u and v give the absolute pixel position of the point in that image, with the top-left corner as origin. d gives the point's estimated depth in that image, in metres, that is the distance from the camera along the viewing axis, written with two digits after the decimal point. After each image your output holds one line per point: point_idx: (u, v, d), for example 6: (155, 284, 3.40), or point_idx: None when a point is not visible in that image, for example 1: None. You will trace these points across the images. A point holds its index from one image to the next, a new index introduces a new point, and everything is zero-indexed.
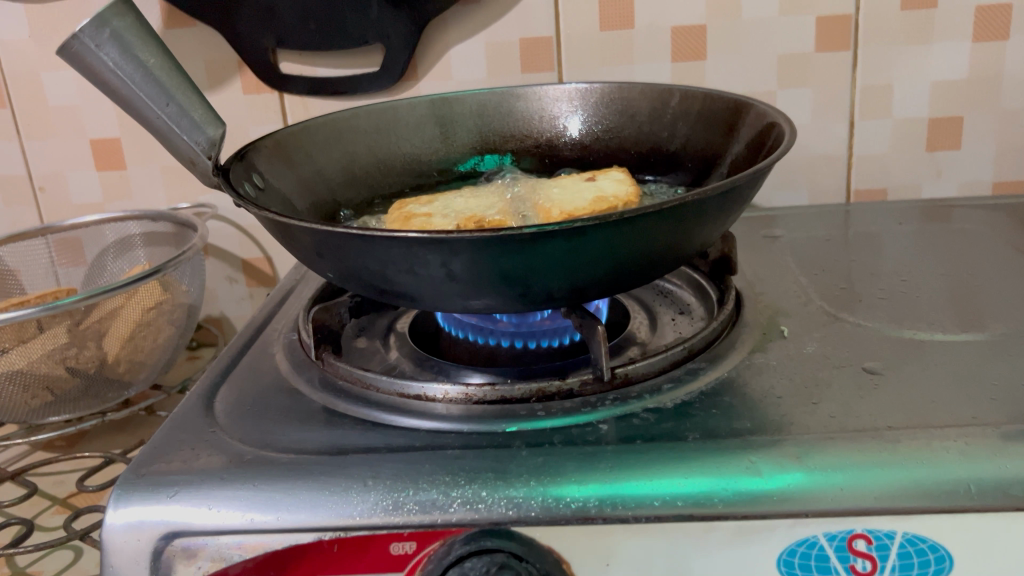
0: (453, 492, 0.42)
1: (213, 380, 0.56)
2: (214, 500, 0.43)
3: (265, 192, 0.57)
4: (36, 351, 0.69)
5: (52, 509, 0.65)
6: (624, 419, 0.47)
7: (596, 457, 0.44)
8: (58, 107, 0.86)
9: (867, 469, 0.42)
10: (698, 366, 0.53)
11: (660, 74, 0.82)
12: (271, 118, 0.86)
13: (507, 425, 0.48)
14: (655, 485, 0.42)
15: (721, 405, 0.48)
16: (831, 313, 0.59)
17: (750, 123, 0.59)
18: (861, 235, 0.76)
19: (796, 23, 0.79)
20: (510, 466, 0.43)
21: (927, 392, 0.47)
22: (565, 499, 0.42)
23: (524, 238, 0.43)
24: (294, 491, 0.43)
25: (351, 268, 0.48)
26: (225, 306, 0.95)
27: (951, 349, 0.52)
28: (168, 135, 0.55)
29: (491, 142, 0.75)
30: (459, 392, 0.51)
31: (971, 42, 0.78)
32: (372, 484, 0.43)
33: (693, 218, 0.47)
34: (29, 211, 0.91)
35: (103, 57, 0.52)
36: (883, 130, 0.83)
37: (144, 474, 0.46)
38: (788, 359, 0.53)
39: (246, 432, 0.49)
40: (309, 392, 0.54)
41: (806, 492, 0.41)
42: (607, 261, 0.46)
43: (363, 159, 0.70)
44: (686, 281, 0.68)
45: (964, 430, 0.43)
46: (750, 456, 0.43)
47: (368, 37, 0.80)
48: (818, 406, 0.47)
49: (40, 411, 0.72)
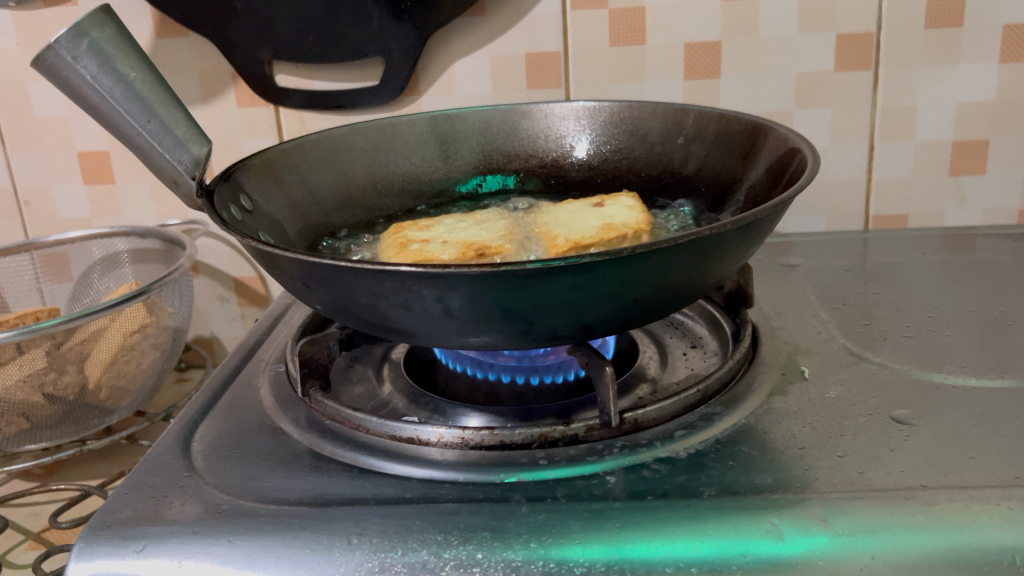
0: (446, 552, 0.39)
1: (194, 416, 0.53)
2: (185, 555, 0.40)
3: (252, 215, 0.54)
4: (12, 375, 0.65)
5: (24, 545, 0.62)
6: (633, 470, 0.44)
7: (603, 515, 0.40)
8: (45, 118, 0.82)
9: (900, 534, 0.38)
10: (713, 412, 0.49)
11: (671, 93, 0.79)
12: (266, 133, 0.83)
13: (507, 475, 0.44)
14: (667, 549, 0.38)
15: (738, 457, 0.44)
16: (854, 353, 0.55)
17: (770, 148, 0.56)
18: (882, 265, 0.72)
19: (815, 41, 0.75)
20: (509, 524, 0.40)
21: (962, 447, 0.43)
22: (568, 563, 0.38)
23: (526, 275, 0.39)
24: (272, 548, 0.39)
25: (340, 302, 0.44)
26: (216, 326, 0.91)
27: (985, 397, 0.48)
28: (150, 154, 0.52)
29: (494, 161, 0.71)
30: (455, 436, 0.47)
31: (998, 64, 0.75)
32: (357, 542, 0.39)
33: (711, 253, 0.43)
34: (15, 226, 0.88)
35: (80, 70, 0.49)
36: (905, 154, 0.79)
37: (111, 524, 0.42)
38: (810, 404, 0.49)
39: (225, 478, 0.46)
40: (294, 432, 0.50)
41: (833, 559, 0.37)
42: (616, 299, 0.43)
43: (359, 178, 0.67)
44: (700, 312, 0.64)
45: (1007, 493, 0.39)
46: (772, 517, 0.39)
47: (368, 50, 0.77)
48: (843, 460, 0.43)
49: (16, 439, 0.68)
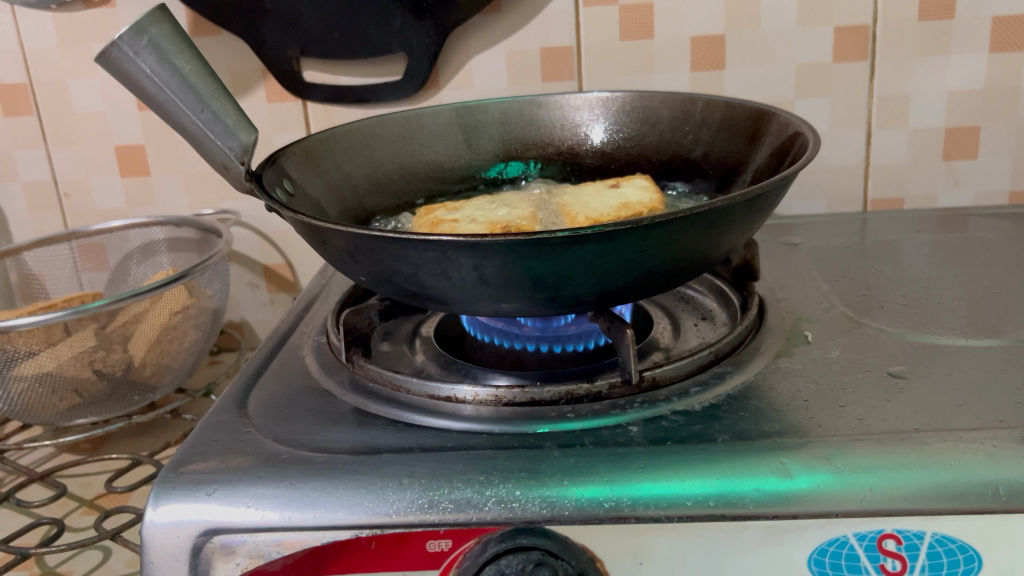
0: (488, 490, 0.43)
1: (245, 383, 0.57)
2: (253, 499, 0.44)
3: (296, 197, 0.58)
4: (65, 353, 0.70)
5: (80, 510, 0.66)
6: (653, 421, 0.48)
7: (628, 458, 0.44)
8: (84, 113, 0.87)
9: (898, 470, 0.42)
10: (724, 370, 0.53)
11: (679, 84, 0.83)
12: (293, 127, 0.87)
13: (538, 426, 0.49)
14: (686, 485, 0.42)
15: (748, 408, 0.49)
16: (854, 319, 0.60)
17: (774, 131, 0.60)
18: (880, 243, 0.76)
19: (814, 33, 0.80)
20: (543, 465, 0.44)
21: (952, 397, 0.48)
22: (598, 499, 0.42)
23: (556, 243, 0.43)
24: (330, 490, 0.44)
25: (384, 272, 0.49)
26: (246, 311, 0.96)
27: (973, 355, 0.52)
28: (203, 142, 0.56)
29: (513, 149, 0.76)
30: (489, 394, 0.51)
31: (988, 53, 0.79)
32: (408, 483, 0.44)
33: (722, 224, 0.47)
34: (54, 218, 0.92)
35: (140, 64, 0.53)
36: (900, 140, 0.84)
37: (183, 472, 0.46)
38: (812, 363, 0.53)
39: (280, 432, 0.50)
40: (340, 394, 0.55)
41: (836, 492, 0.42)
42: (635, 267, 0.47)
43: (388, 165, 0.71)
44: (708, 287, 0.69)
45: (990, 433, 0.44)
46: (780, 457, 0.43)
47: (391, 46, 0.81)
48: (844, 409, 0.47)
49: (68, 413, 0.73)
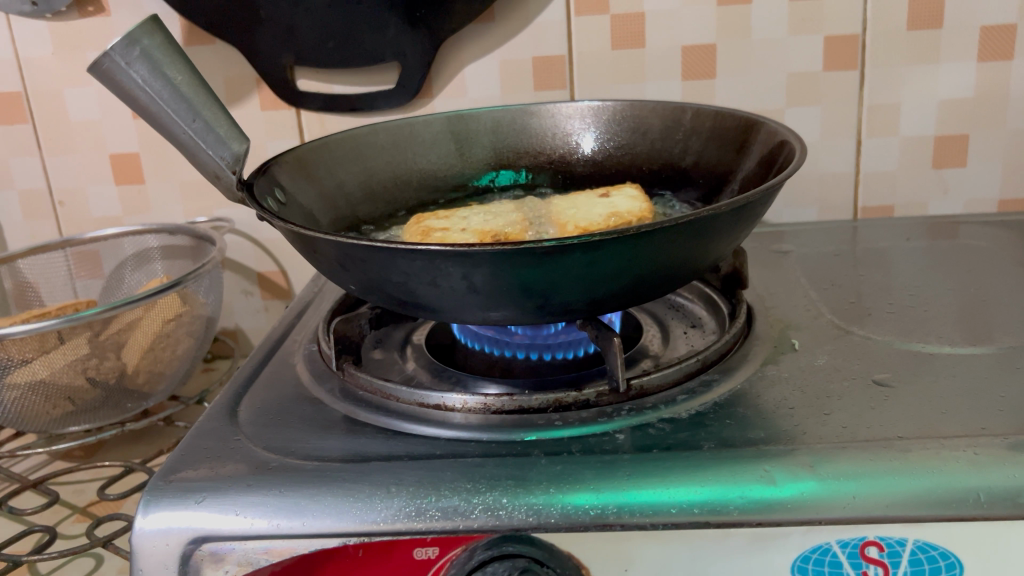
0: (475, 498, 0.44)
1: (236, 391, 0.57)
2: (243, 506, 0.44)
3: (288, 206, 0.58)
4: (59, 361, 0.70)
5: (72, 517, 0.67)
6: (640, 429, 0.49)
7: (614, 465, 0.45)
8: (79, 122, 0.87)
9: (880, 478, 0.42)
10: (712, 378, 0.54)
11: (670, 92, 0.83)
12: (288, 135, 0.88)
13: (526, 434, 0.49)
14: (671, 493, 0.43)
15: (735, 416, 0.49)
16: (842, 327, 0.60)
17: (762, 140, 0.61)
18: (869, 250, 0.77)
19: (805, 42, 0.80)
20: (530, 473, 0.45)
21: (937, 404, 0.48)
22: (584, 506, 0.43)
23: (543, 252, 0.43)
24: (318, 497, 0.44)
25: (373, 281, 0.49)
26: (241, 319, 0.97)
27: (959, 363, 0.53)
28: (195, 150, 0.56)
29: (505, 157, 0.76)
30: (478, 402, 0.52)
31: (977, 62, 0.80)
32: (396, 491, 0.44)
33: (709, 233, 0.48)
34: (49, 226, 0.92)
35: (133, 75, 0.54)
36: (891, 148, 0.84)
37: (172, 480, 0.46)
38: (799, 371, 0.54)
39: (270, 440, 0.50)
40: (330, 401, 0.55)
41: (819, 500, 0.42)
42: (623, 277, 0.47)
43: (381, 174, 0.72)
44: (698, 295, 0.69)
45: (973, 440, 0.44)
46: (764, 465, 0.44)
47: (384, 55, 0.81)
48: (829, 417, 0.48)
49: (62, 420, 0.73)
